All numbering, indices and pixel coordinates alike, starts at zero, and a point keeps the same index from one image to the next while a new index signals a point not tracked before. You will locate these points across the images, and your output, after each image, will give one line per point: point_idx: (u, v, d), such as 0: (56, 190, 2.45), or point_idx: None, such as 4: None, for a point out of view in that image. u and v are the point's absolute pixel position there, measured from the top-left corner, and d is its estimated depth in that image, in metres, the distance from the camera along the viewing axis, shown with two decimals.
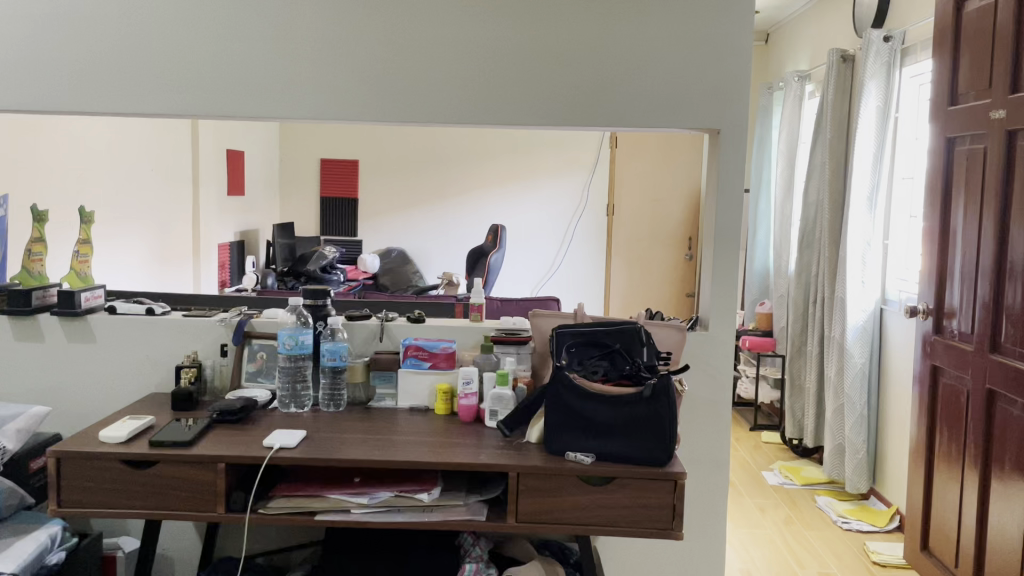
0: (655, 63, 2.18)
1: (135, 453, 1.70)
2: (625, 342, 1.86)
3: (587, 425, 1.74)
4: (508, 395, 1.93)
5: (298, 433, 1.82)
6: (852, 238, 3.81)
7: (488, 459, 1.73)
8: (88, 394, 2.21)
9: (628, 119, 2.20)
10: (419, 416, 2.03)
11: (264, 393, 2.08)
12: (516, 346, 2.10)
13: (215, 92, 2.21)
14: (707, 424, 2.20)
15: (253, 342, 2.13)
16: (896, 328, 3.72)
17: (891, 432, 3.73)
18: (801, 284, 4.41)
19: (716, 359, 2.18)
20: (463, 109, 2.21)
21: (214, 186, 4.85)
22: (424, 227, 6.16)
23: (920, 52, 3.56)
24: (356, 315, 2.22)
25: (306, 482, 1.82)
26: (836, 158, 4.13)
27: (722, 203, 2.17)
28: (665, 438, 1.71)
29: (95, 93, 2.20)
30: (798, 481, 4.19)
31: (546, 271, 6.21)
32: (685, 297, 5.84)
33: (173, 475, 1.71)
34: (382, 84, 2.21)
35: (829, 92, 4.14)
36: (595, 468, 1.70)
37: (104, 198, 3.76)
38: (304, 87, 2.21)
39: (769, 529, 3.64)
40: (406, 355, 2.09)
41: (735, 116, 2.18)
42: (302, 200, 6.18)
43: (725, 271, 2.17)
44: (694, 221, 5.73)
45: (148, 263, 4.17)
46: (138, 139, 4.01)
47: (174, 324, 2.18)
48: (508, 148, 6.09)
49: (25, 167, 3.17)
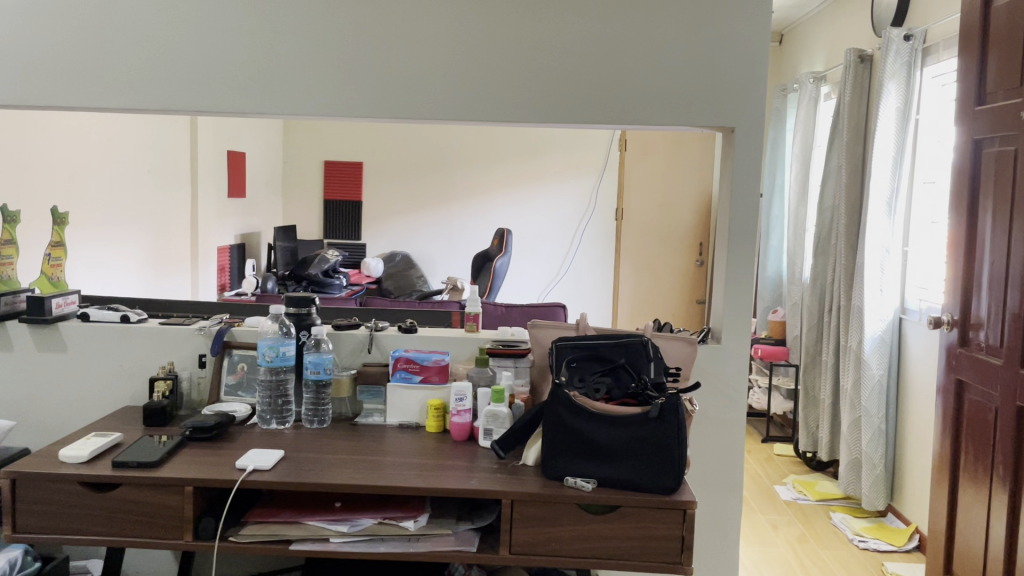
0: (660, 54, 2.03)
1: (97, 475, 1.56)
2: (630, 356, 1.72)
3: (589, 447, 1.60)
4: (504, 413, 1.79)
5: (276, 453, 1.68)
6: (870, 245, 3.67)
7: (479, 484, 1.58)
8: (59, 407, 2.08)
9: (632, 116, 2.05)
10: (408, 434, 1.88)
11: (244, 407, 1.94)
12: (514, 359, 1.94)
13: (193, 86, 2.07)
14: (721, 443, 2.04)
15: (233, 352, 2.00)
16: (916, 338, 3.57)
17: (911, 445, 3.57)
18: (816, 291, 4.25)
19: (730, 374, 2.03)
20: (457, 104, 2.07)
21: (213, 187, 4.72)
22: (428, 229, 6.02)
23: (944, 51, 3.39)
24: (344, 324, 2.08)
25: (282, 508, 1.67)
26: (855, 161, 3.97)
27: (736, 205, 2.02)
28: (675, 464, 1.56)
29: (67, 88, 2.07)
30: (812, 496, 4.03)
31: (552, 276, 6.06)
32: (696, 305, 5.70)
33: (137, 499, 1.57)
34: (369, 76, 2.07)
35: (846, 92, 3.99)
36: (598, 495, 1.55)
37: (97, 202, 3.63)
38: (289, 79, 2.07)
39: (782, 548, 3.48)
40: (395, 368, 1.95)
41: (747, 112, 2.03)
42: (304, 202, 6.06)
43: (738, 279, 2.02)
44: (704, 227, 5.64)
45: (143, 267, 4.04)
46: (132, 139, 3.87)
47: (148, 332, 2.05)
48: (515, 150, 5.94)
49: (20, 170, 3.06)
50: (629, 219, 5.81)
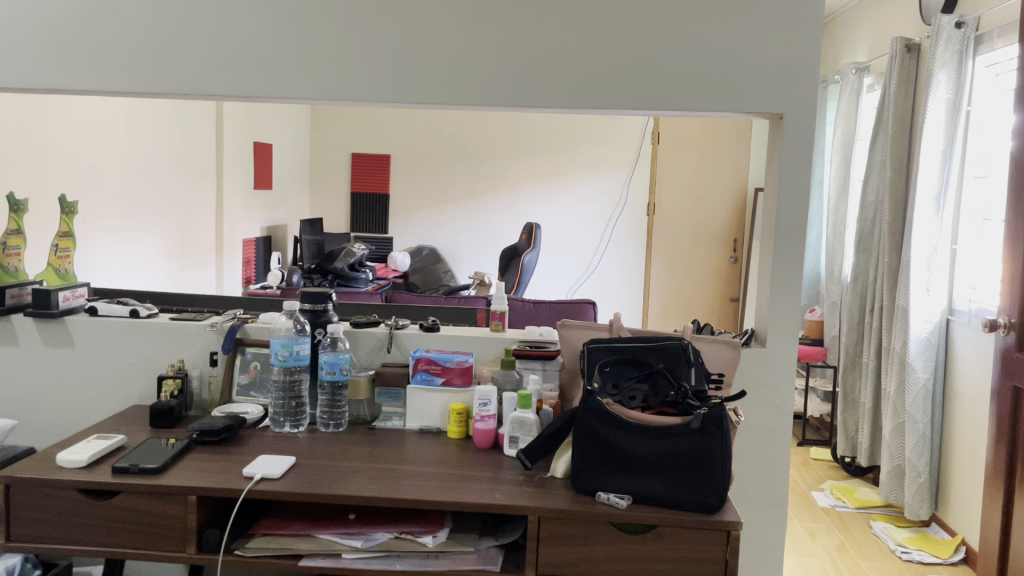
0: (705, 35, 1.89)
1: (95, 482, 1.46)
2: (668, 362, 1.59)
3: (624, 460, 1.46)
4: (531, 420, 1.66)
5: (286, 460, 1.57)
6: (917, 242, 3.49)
7: (504, 499, 1.46)
8: (66, 406, 1.99)
9: (675, 102, 1.91)
10: (430, 440, 1.76)
11: (256, 409, 1.84)
12: (542, 361, 1.81)
13: (203, 69, 1.96)
14: (765, 455, 1.90)
15: (246, 351, 1.90)
16: (965, 340, 3.39)
17: (959, 453, 3.39)
18: (857, 290, 4.08)
19: (774, 380, 1.88)
20: (484, 86, 1.94)
21: (239, 179, 4.64)
22: (456, 222, 5.90)
23: (998, 39, 3.18)
24: (362, 322, 1.96)
25: (292, 519, 1.56)
26: (899, 155, 3.79)
27: (783, 197, 1.87)
28: (718, 480, 1.42)
29: (73, 71, 1.97)
30: (852, 504, 3.87)
31: (582, 272, 5.92)
32: (730, 303, 5.62)
33: (137, 508, 1.47)
34: (392, 56, 1.94)
35: (890, 83, 3.82)
36: (633, 514, 1.42)
37: (121, 192, 3.55)
38: (305, 61, 1.95)
39: (821, 558, 3.32)
40: (416, 369, 1.83)
41: (797, 97, 1.88)
42: (330, 194, 5.98)
43: (786, 277, 1.87)
44: (739, 223, 5.53)
45: (167, 259, 3.98)
46: (156, 127, 3.79)
47: (158, 328, 1.95)
48: (545, 142, 5.81)
49: (45, 160, 2.99)
50: (662, 215, 5.67)
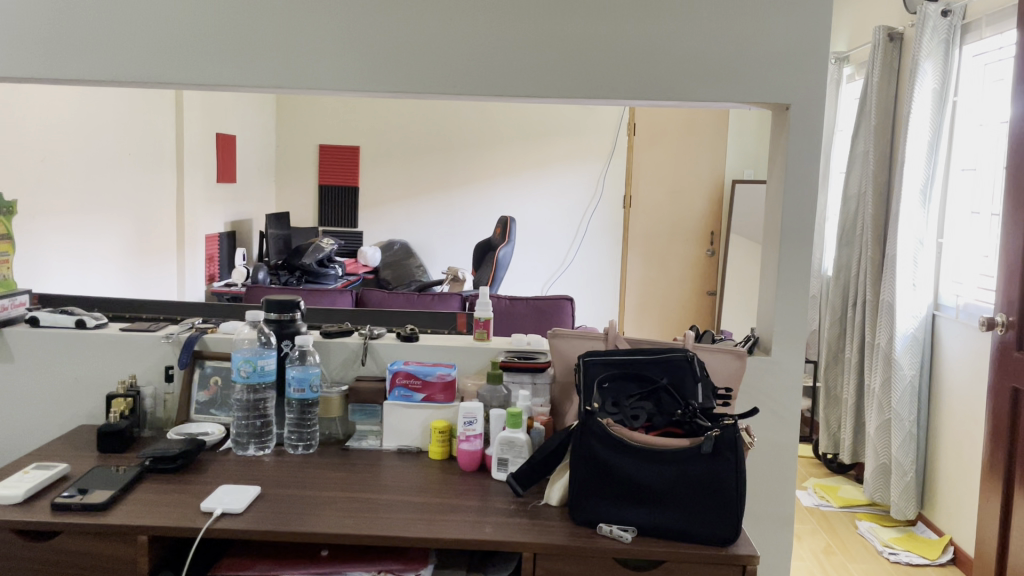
0: (706, 18, 1.74)
1: (31, 521, 1.29)
2: (673, 376, 1.46)
3: (629, 487, 1.32)
4: (521, 440, 1.51)
5: (250, 491, 1.41)
6: (903, 236, 3.39)
7: (496, 533, 1.31)
8: (4, 425, 1.80)
9: (674, 92, 1.76)
10: (409, 462, 1.61)
11: (216, 429, 1.67)
12: (531, 374, 1.66)
13: (154, 54, 1.78)
14: (770, 469, 1.77)
15: (205, 364, 1.73)
16: (951, 337, 3.30)
17: (946, 451, 3.30)
18: (840, 283, 3.98)
19: (780, 390, 1.75)
20: (467, 72, 1.78)
21: (200, 172, 4.42)
22: (427, 216, 5.73)
23: (986, 27, 3.07)
24: (334, 331, 1.80)
25: (258, 556, 1.40)
26: (882, 146, 3.69)
27: (788, 195, 1.74)
28: (731, 508, 1.29)
29: (9, 57, 1.78)
30: (836, 502, 3.78)
31: (557, 267, 5.74)
32: (707, 296, 5.53)
33: (81, 548, 1.30)
34: (366, 40, 1.77)
35: (874, 74, 3.71)
36: (640, 548, 1.28)
37: (71, 186, 3.32)
38: (268, 46, 1.78)
39: (808, 561, 3.22)
40: (394, 384, 1.67)
41: (806, 85, 1.74)
42: (297, 186, 5.77)
43: (792, 280, 1.74)
44: (715, 216, 5.46)
45: (124, 257, 3.76)
46: (109, 116, 3.57)
47: (107, 340, 1.76)
48: (518, 132, 5.63)
49: None
50: (637, 209, 5.55)
